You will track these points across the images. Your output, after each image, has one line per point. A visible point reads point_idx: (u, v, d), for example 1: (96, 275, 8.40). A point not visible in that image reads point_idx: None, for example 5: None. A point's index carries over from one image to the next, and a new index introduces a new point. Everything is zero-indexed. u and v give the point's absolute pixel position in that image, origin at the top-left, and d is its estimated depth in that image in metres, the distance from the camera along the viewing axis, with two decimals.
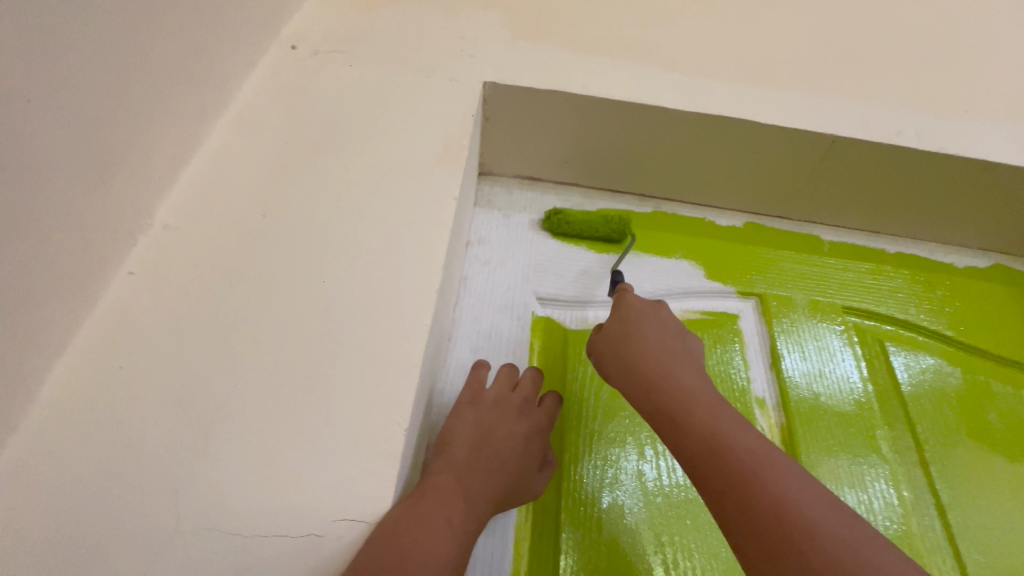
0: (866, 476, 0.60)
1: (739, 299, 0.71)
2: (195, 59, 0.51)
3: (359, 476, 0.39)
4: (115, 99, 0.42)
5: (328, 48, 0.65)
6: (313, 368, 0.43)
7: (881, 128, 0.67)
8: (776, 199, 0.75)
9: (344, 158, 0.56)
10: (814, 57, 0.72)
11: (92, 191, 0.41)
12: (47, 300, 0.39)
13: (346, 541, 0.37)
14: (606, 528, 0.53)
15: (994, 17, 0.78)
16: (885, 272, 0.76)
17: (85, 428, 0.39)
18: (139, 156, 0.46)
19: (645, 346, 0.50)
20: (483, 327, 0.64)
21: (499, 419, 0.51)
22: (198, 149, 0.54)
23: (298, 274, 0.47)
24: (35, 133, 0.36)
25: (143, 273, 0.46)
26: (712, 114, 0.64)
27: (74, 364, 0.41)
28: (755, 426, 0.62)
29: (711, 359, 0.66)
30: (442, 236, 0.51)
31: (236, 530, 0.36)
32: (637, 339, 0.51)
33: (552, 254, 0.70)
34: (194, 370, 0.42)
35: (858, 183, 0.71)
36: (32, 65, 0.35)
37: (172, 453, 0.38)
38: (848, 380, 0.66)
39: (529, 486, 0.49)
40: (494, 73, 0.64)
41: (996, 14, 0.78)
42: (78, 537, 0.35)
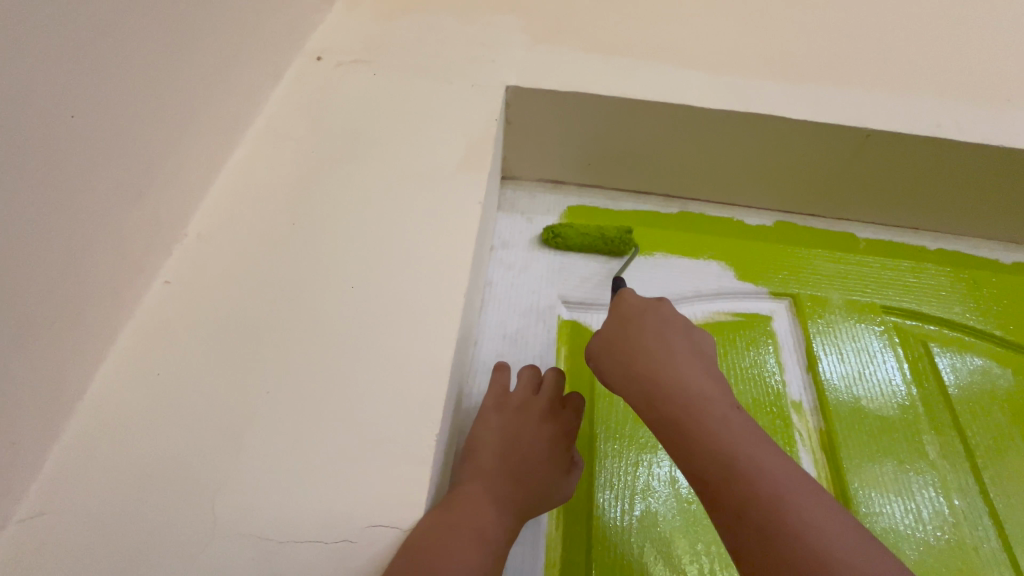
0: (913, 484, 0.57)
1: (771, 300, 0.69)
2: (223, 73, 0.52)
3: (389, 481, 0.39)
4: (148, 112, 0.43)
5: (351, 58, 0.66)
6: (342, 374, 0.43)
7: (917, 120, 0.64)
8: (807, 197, 0.73)
9: (368, 165, 0.57)
10: (843, 49, 0.70)
11: (127, 201, 0.42)
12: (87, 308, 0.40)
13: (379, 547, 0.36)
14: (640, 536, 0.52)
15: None
16: (926, 269, 0.73)
17: (126, 433, 0.40)
18: (172, 167, 0.47)
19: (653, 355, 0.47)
20: (509, 331, 0.63)
21: (525, 424, 0.50)
22: (227, 160, 0.55)
23: (326, 280, 0.48)
24: (75, 146, 0.37)
25: (178, 282, 0.48)
26: (742, 111, 0.63)
27: (114, 371, 0.43)
28: (792, 431, 0.60)
29: (744, 362, 0.64)
30: (466, 240, 0.51)
31: (270, 535, 0.37)
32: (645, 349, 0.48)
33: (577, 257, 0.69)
34: (227, 376, 0.43)
35: (894, 177, 0.69)
36: (73, 82, 0.37)
37: (208, 458, 0.39)
38: (890, 382, 0.63)
39: (558, 492, 0.49)
40: (515, 77, 0.64)
41: None
42: (119, 541, 0.36)
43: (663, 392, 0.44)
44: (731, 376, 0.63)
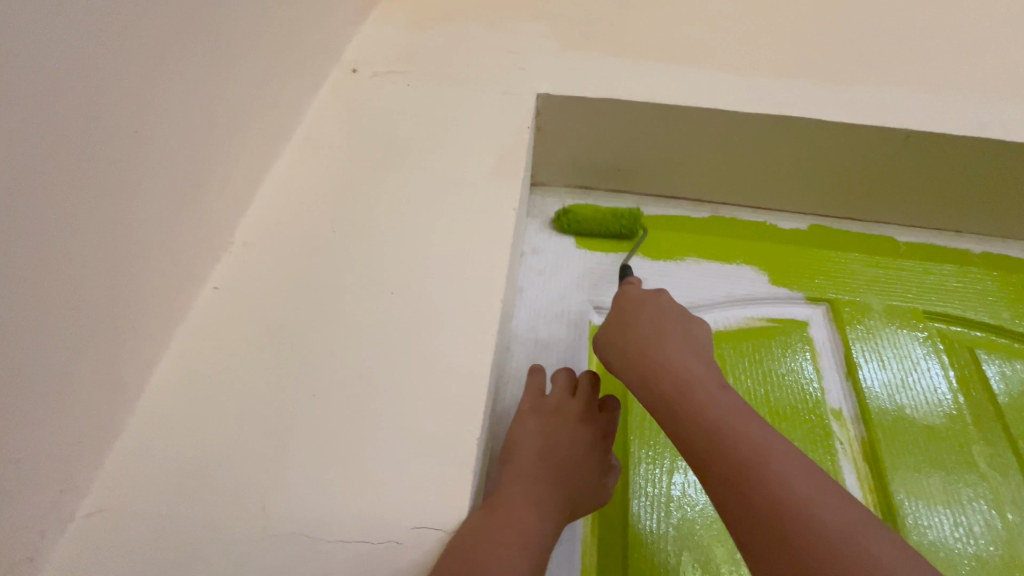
0: (963, 496, 0.55)
1: (807, 305, 0.68)
2: (265, 87, 0.54)
3: (432, 483, 0.39)
4: (199, 126, 0.45)
5: (385, 68, 0.67)
6: (383, 377, 0.44)
7: (960, 120, 0.62)
8: (842, 199, 0.72)
9: (404, 173, 0.58)
10: (879, 49, 0.69)
11: (180, 211, 0.44)
12: (145, 313, 0.42)
13: (423, 549, 0.37)
14: (677, 545, 0.51)
15: None
16: (971, 273, 0.70)
17: (180, 435, 0.41)
18: (220, 178, 0.49)
19: (651, 345, 0.46)
20: (540, 337, 0.63)
21: (562, 427, 0.50)
22: (270, 170, 0.57)
23: (366, 286, 0.49)
24: (135, 160, 0.40)
25: (226, 288, 0.49)
26: (776, 114, 0.63)
27: (167, 374, 0.44)
28: (832, 439, 0.59)
29: (780, 368, 0.63)
30: (500, 246, 0.52)
31: (319, 535, 0.38)
32: (644, 335, 0.47)
33: (606, 264, 0.69)
34: (275, 379, 0.44)
35: (934, 178, 0.67)
36: (135, 98, 0.39)
37: (259, 458, 0.40)
38: (935, 391, 0.61)
39: (596, 495, 0.49)
40: (546, 84, 0.65)
41: None
42: (176, 538, 0.38)
43: (661, 380, 0.43)
44: (767, 382, 0.62)
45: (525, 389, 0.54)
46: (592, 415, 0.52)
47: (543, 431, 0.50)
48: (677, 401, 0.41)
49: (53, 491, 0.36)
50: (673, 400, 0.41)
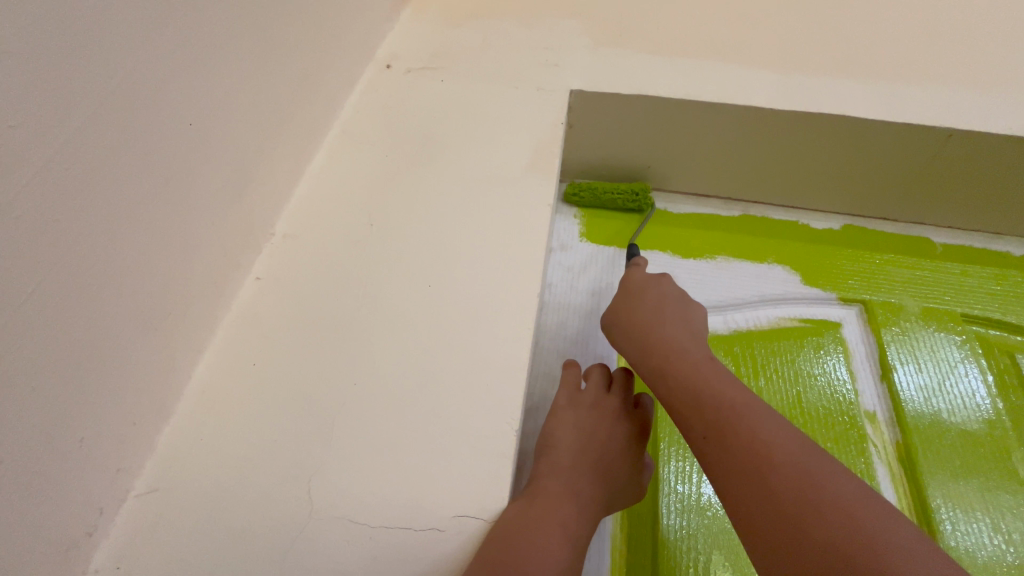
0: (1003, 504, 0.54)
1: (841, 306, 0.67)
2: (305, 83, 0.55)
3: (472, 473, 0.40)
4: (245, 121, 0.47)
5: (419, 65, 0.68)
6: (421, 368, 0.45)
7: (1003, 118, 0.61)
8: (878, 199, 0.70)
9: (440, 168, 0.59)
10: (919, 46, 0.67)
11: (226, 203, 0.46)
12: (194, 301, 0.44)
13: (464, 536, 0.38)
14: (708, 543, 0.51)
15: None
16: (1011, 276, 0.69)
17: (227, 420, 0.43)
18: (263, 172, 0.50)
19: (673, 356, 0.47)
20: (569, 332, 0.64)
21: (600, 422, 0.51)
22: (309, 164, 0.58)
23: (403, 279, 0.50)
24: (187, 153, 0.41)
25: (267, 278, 0.50)
26: (812, 112, 0.62)
27: (213, 361, 0.46)
28: (867, 442, 0.58)
29: (814, 370, 0.62)
30: (534, 241, 0.52)
31: (362, 521, 0.38)
32: (665, 346, 0.48)
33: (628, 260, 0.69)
34: (317, 368, 0.45)
35: (974, 178, 0.66)
36: (188, 92, 0.41)
37: (304, 444, 0.41)
38: (974, 396, 0.60)
39: (633, 487, 0.49)
40: (579, 80, 0.65)
41: None
42: (225, 520, 0.39)
43: (684, 392, 0.44)
44: (798, 384, 0.61)
45: (560, 382, 0.54)
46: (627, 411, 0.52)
47: (580, 426, 0.50)
48: (701, 415, 0.42)
49: (110, 470, 0.38)
50: (699, 411, 0.42)
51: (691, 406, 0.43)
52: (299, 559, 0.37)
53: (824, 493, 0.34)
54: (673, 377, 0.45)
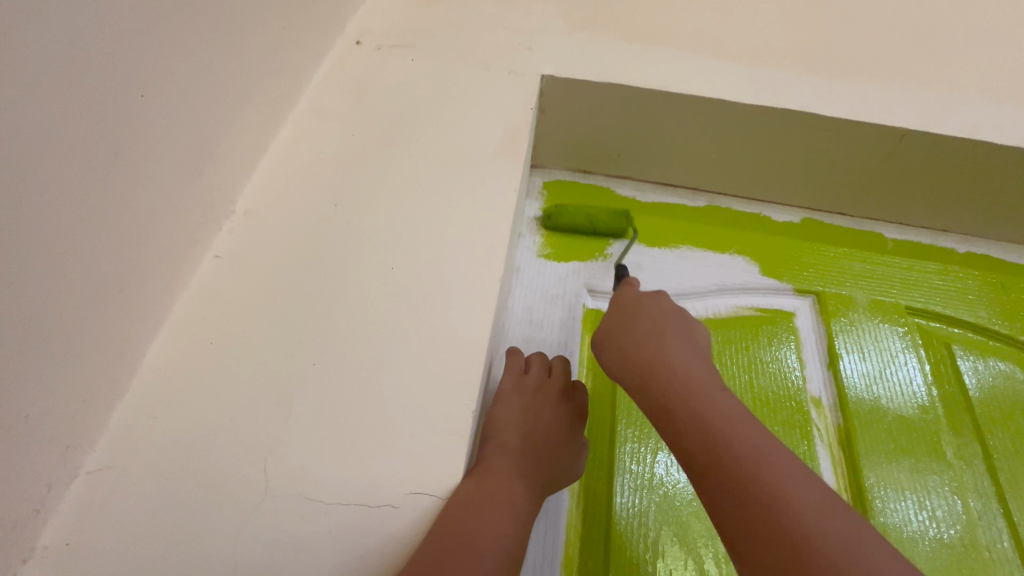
0: (929, 483, 0.58)
1: (795, 296, 0.70)
2: (271, 57, 0.54)
3: (429, 452, 0.41)
4: (207, 94, 0.46)
5: (390, 42, 0.67)
6: (384, 349, 0.45)
7: (955, 121, 0.64)
8: (836, 194, 0.73)
9: (407, 148, 0.58)
10: (881, 47, 0.70)
11: (186, 178, 0.45)
12: (151, 278, 0.43)
13: (420, 512, 0.39)
14: (658, 519, 0.54)
15: None
16: (954, 272, 0.73)
17: (185, 397, 0.43)
18: (225, 147, 0.49)
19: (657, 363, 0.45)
20: (535, 317, 0.65)
21: (543, 404, 0.52)
22: (274, 140, 0.57)
23: (367, 260, 0.50)
24: (143, 125, 0.40)
25: (227, 256, 0.50)
26: (778, 107, 0.63)
27: (170, 339, 0.45)
28: (811, 425, 0.61)
29: (766, 356, 0.65)
30: (500, 225, 0.53)
31: (319, 498, 0.39)
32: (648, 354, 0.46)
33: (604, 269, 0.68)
34: (278, 348, 0.45)
35: (925, 177, 0.68)
36: (143, 63, 0.39)
37: (262, 422, 0.42)
38: (911, 384, 0.64)
39: (575, 463, 0.51)
40: (551, 65, 0.65)
41: None
42: (178, 497, 0.39)
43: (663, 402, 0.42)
44: (751, 369, 0.64)
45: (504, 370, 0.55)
46: (569, 392, 0.54)
47: (525, 409, 0.51)
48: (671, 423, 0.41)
49: (60, 447, 0.37)
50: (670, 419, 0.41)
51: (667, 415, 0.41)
52: (254, 534, 0.38)
53: (781, 500, 0.34)
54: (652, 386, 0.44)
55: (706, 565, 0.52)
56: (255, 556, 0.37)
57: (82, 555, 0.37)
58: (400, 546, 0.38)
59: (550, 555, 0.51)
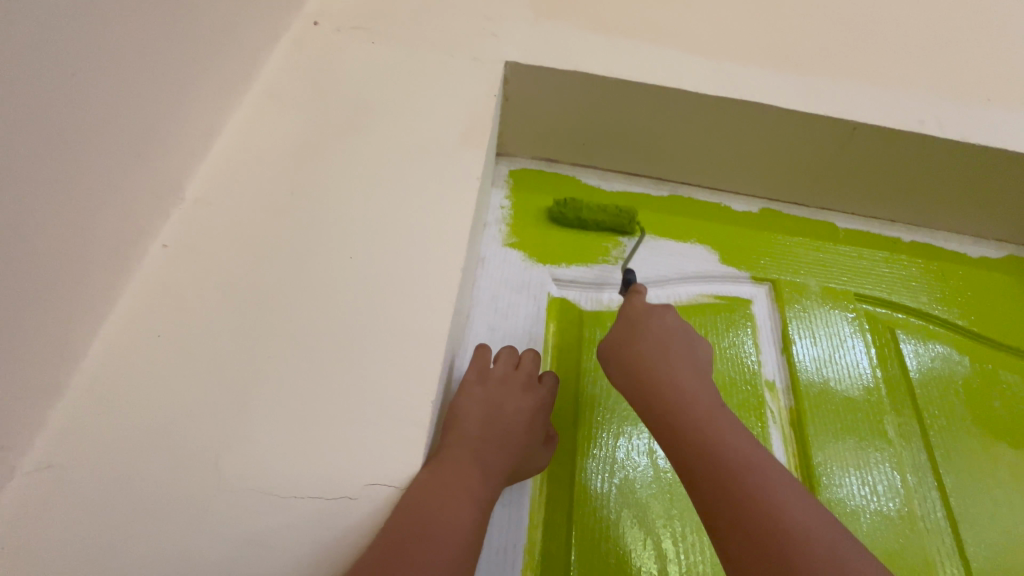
0: (871, 460, 0.61)
1: (752, 284, 0.72)
2: (220, 36, 0.51)
3: (389, 444, 0.41)
4: (151, 75, 0.43)
5: (350, 25, 0.65)
6: (341, 340, 0.44)
7: (902, 115, 0.67)
8: (793, 184, 0.75)
9: (368, 136, 0.57)
10: (835, 41, 0.72)
11: (129, 164, 0.42)
12: (91, 268, 0.41)
13: (377, 503, 0.39)
14: (618, 502, 0.55)
15: (1009, 8, 0.78)
16: (899, 259, 0.76)
17: (131, 392, 0.41)
18: (171, 130, 0.47)
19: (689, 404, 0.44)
20: (500, 305, 0.65)
21: (506, 395, 0.50)
22: (226, 124, 0.55)
23: (326, 249, 0.49)
24: (79, 107, 0.38)
25: (176, 246, 0.48)
26: (737, 98, 0.64)
27: (114, 333, 0.43)
28: (766, 408, 0.64)
29: (724, 342, 0.67)
30: (462, 214, 0.52)
31: (275, 492, 0.38)
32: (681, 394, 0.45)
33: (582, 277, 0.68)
34: (231, 340, 0.44)
35: (875, 168, 0.71)
36: (72, 40, 0.37)
37: (214, 417, 0.41)
38: (858, 366, 0.67)
39: (535, 459, 0.50)
40: (515, 52, 0.64)
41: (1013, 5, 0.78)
42: (126, 496, 0.38)
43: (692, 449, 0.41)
44: None
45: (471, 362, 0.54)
46: (533, 384, 0.53)
47: (487, 400, 0.49)
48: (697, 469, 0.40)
49: None
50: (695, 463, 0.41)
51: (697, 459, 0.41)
52: (205, 531, 0.37)
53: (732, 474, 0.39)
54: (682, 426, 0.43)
55: (664, 545, 0.54)
56: (206, 553, 0.36)
57: (20, 559, 0.35)
58: (358, 537, 0.38)
59: (513, 540, 0.52)
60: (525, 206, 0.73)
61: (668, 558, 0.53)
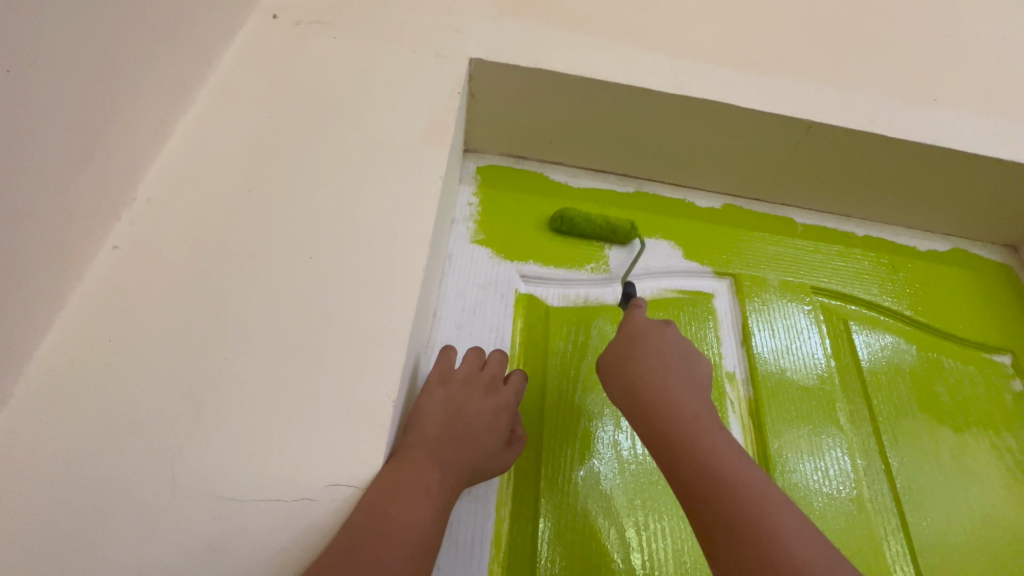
0: (824, 445, 0.64)
1: (714, 279, 0.74)
2: (172, 29, 0.50)
3: (350, 445, 0.41)
4: (98, 72, 0.42)
5: (310, 18, 0.64)
6: (300, 342, 0.44)
7: (855, 115, 0.69)
8: (753, 181, 0.77)
9: (329, 133, 0.56)
10: (791, 42, 0.74)
11: (76, 164, 0.41)
12: (34, 272, 0.39)
13: (338, 504, 0.39)
14: (583, 494, 0.56)
15: (952, 13, 0.81)
16: (853, 253, 0.80)
17: (80, 398, 0.40)
18: (120, 128, 0.45)
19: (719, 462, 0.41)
20: (468, 302, 0.65)
21: (468, 396, 0.50)
22: (179, 121, 0.54)
23: (285, 249, 0.48)
24: (17, 104, 0.36)
25: (128, 247, 0.47)
26: (698, 97, 0.66)
27: (61, 338, 0.42)
28: (725, 398, 0.66)
29: (687, 335, 0.68)
30: (425, 212, 0.52)
31: (232, 496, 0.38)
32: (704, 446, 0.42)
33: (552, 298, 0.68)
34: (186, 342, 0.43)
35: (830, 166, 0.74)
36: (5, 35, 0.35)
37: (168, 421, 0.40)
38: (813, 356, 0.70)
39: (495, 462, 0.49)
40: (479, 49, 0.64)
41: (956, 9, 0.82)
42: (75, 506, 0.37)
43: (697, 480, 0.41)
44: None
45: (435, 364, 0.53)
46: (497, 385, 0.52)
47: (449, 400, 0.49)
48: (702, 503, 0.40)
49: None
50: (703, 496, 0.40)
51: (742, 532, 0.37)
52: (159, 539, 0.36)
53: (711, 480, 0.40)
54: (715, 489, 0.40)
55: (628, 534, 0.55)
56: (159, 560, 0.36)
57: None
58: (317, 539, 0.38)
59: (479, 535, 0.53)
60: (492, 204, 0.73)
61: (631, 546, 0.55)
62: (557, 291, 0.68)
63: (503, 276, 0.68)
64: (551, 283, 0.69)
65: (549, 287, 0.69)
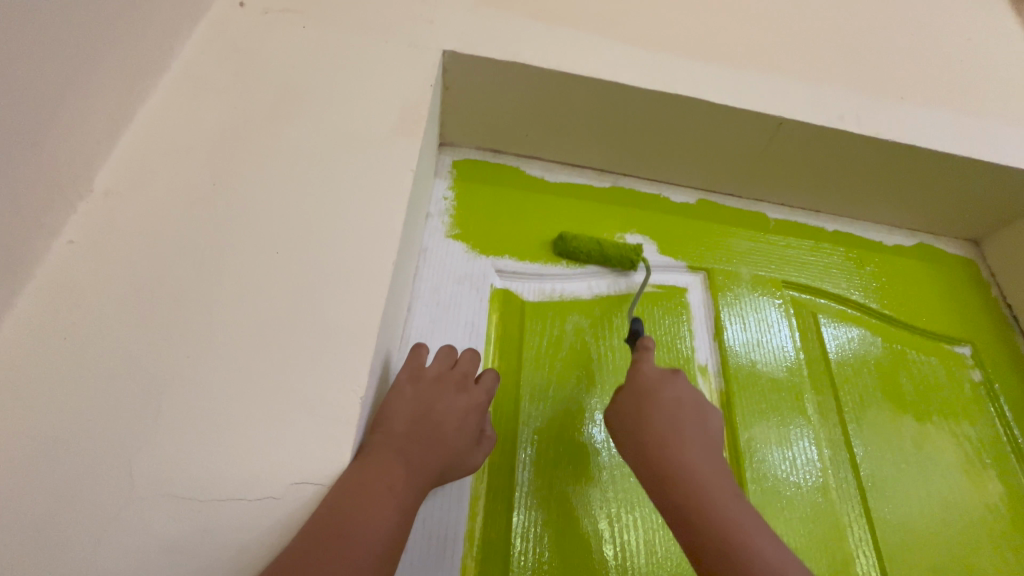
0: (792, 435, 0.66)
1: (688, 273, 0.75)
2: (129, 14, 0.48)
3: (316, 442, 0.40)
4: (49, 58, 0.40)
5: (278, 6, 0.62)
6: (266, 338, 0.43)
7: (826, 112, 0.70)
8: (727, 176, 0.78)
9: (296, 124, 0.55)
10: (764, 38, 0.75)
11: (26, 156, 0.39)
12: None
13: (304, 501, 0.38)
14: (556, 487, 0.57)
15: (919, 12, 0.83)
16: (823, 247, 0.81)
17: (32, 398, 0.39)
18: (74, 117, 0.43)
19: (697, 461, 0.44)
20: (442, 297, 0.65)
21: (437, 396, 0.49)
22: (139, 110, 0.52)
23: (250, 244, 0.47)
24: None
25: (83, 241, 0.45)
26: (673, 93, 0.66)
27: (10, 336, 0.40)
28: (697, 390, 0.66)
29: (660, 329, 0.69)
30: (396, 206, 0.51)
31: (193, 496, 0.37)
32: (696, 445, 0.45)
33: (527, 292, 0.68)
34: (147, 338, 0.42)
35: (801, 161, 0.75)
36: None
37: (126, 421, 0.39)
38: (782, 349, 0.71)
39: (464, 462, 0.49)
40: (452, 40, 0.63)
41: (922, 8, 0.84)
42: (24, 510, 0.35)
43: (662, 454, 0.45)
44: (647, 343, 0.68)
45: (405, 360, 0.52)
46: (468, 384, 0.52)
47: (419, 399, 0.48)
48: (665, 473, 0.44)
49: None
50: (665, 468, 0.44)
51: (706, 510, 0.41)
52: (115, 541, 0.35)
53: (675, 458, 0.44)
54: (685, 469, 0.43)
55: (600, 525, 0.56)
56: (115, 563, 0.35)
57: None
58: (282, 537, 0.37)
59: (451, 530, 0.53)
60: (468, 197, 0.72)
61: (603, 537, 0.55)
62: (533, 285, 0.68)
63: (479, 271, 0.67)
64: (527, 278, 0.69)
65: (524, 281, 0.68)
